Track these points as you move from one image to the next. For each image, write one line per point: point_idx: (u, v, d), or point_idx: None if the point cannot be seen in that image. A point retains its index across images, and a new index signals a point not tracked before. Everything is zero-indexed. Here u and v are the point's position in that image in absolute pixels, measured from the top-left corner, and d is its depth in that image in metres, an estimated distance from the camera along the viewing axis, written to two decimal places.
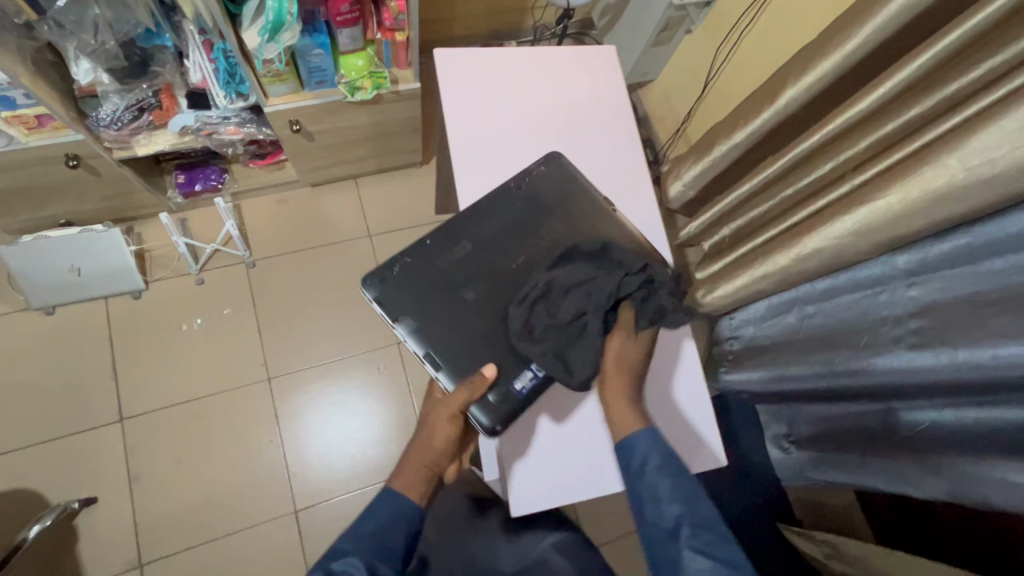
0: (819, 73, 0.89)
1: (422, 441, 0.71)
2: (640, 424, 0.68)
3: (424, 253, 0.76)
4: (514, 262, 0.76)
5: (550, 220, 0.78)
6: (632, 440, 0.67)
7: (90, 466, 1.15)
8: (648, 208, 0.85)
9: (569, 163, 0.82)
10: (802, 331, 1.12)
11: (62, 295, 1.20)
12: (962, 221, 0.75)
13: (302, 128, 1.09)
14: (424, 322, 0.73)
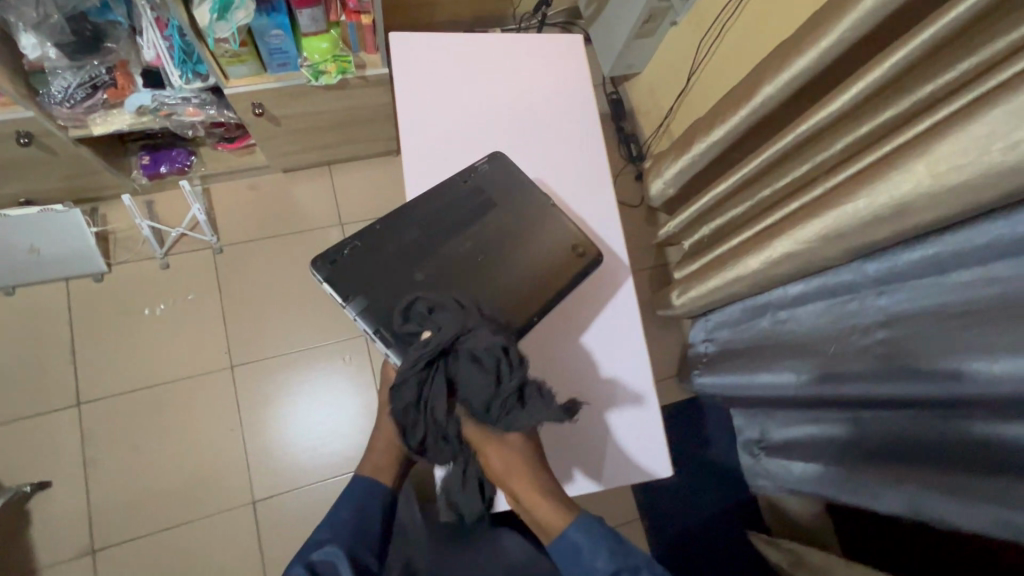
0: (795, 71, 0.86)
1: (386, 429, 0.82)
2: (563, 519, 0.67)
3: (376, 240, 0.77)
4: (460, 251, 0.78)
5: (500, 214, 0.81)
6: (564, 538, 0.66)
7: (45, 449, 1.13)
8: (589, 203, 0.90)
9: (512, 164, 0.85)
10: (774, 336, 1.09)
11: (21, 275, 1.17)
12: (932, 230, 0.72)
13: (266, 111, 1.06)
14: (377, 299, 0.73)
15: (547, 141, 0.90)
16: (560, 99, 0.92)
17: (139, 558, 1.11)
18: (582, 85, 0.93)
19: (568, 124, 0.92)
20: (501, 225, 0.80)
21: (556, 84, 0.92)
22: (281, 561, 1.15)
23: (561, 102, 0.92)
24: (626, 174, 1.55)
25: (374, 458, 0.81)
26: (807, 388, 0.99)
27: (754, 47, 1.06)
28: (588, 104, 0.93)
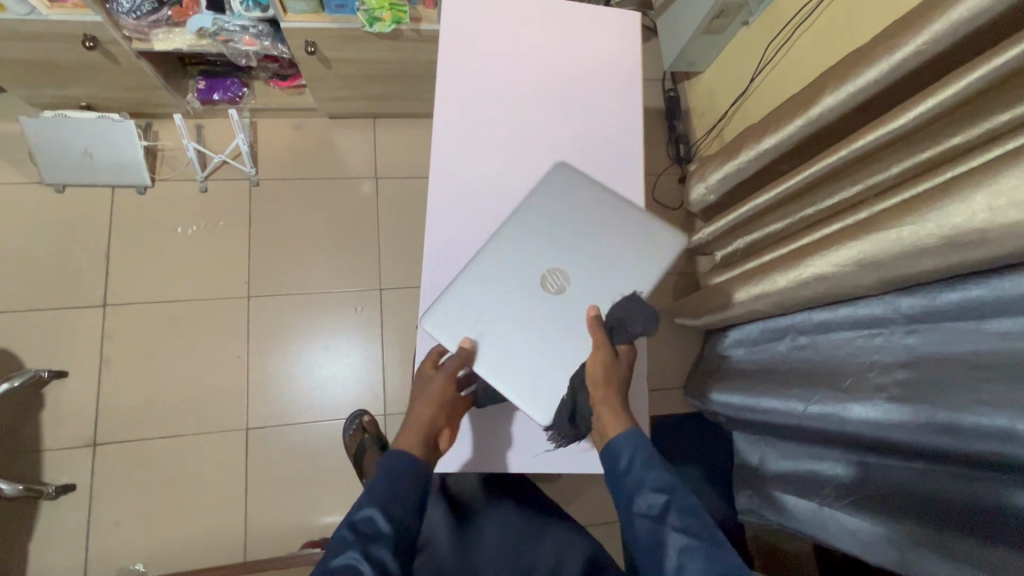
0: (861, 83, 0.80)
1: (423, 404, 0.71)
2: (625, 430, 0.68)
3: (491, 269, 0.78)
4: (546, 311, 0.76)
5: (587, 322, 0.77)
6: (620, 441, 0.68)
7: (67, 341, 1.20)
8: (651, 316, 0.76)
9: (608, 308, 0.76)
10: (791, 361, 1.03)
11: (72, 175, 1.24)
12: (978, 270, 0.67)
13: (318, 52, 1.07)
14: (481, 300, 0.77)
15: (584, 122, 0.90)
16: (605, 82, 0.91)
17: (135, 460, 1.16)
18: (631, 69, 0.92)
19: (608, 108, 0.90)
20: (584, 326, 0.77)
21: (604, 67, 0.91)
22: (263, 490, 1.18)
23: (604, 84, 0.91)
24: (669, 174, 1.50)
25: (410, 430, 0.70)
26: (814, 419, 0.93)
27: (824, 56, 1.00)
28: (632, 91, 0.91)
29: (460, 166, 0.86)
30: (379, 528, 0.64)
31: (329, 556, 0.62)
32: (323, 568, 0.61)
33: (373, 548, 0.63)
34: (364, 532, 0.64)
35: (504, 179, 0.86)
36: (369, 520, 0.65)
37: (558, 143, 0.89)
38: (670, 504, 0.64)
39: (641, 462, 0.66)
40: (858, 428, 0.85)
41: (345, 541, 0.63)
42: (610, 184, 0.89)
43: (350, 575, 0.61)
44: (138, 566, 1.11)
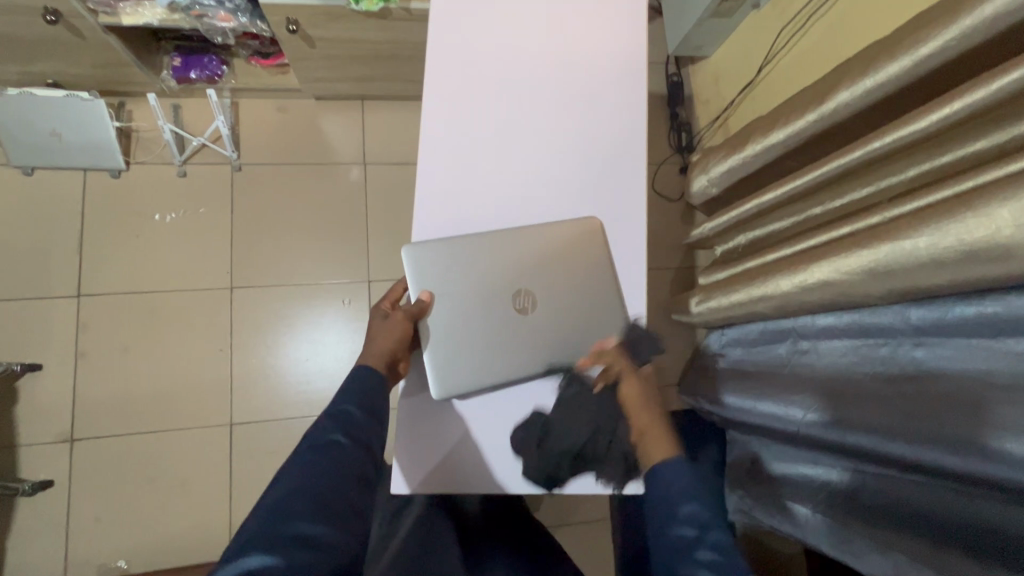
0: (880, 78, 0.75)
1: (380, 335, 0.70)
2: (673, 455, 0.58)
3: (474, 244, 0.75)
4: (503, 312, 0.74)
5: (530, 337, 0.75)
6: (663, 468, 0.57)
7: (41, 333, 1.15)
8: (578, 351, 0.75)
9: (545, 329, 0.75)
10: (793, 366, 0.99)
11: (41, 157, 1.17)
12: (998, 286, 0.63)
13: (301, 30, 1.00)
14: (453, 280, 0.74)
15: (586, 112, 0.82)
16: (611, 68, 0.82)
17: (115, 456, 1.13)
18: (639, 53, 0.83)
19: (613, 96, 0.82)
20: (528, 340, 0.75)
21: (610, 52, 0.82)
22: (248, 487, 1.16)
23: (610, 69, 0.82)
24: (670, 164, 1.45)
25: (369, 355, 0.69)
26: (812, 428, 0.90)
27: (841, 48, 0.95)
28: (639, 78, 0.83)
29: (450, 159, 0.79)
30: (357, 415, 0.61)
31: (309, 438, 0.58)
32: (303, 447, 0.57)
33: (354, 429, 0.59)
34: (342, 419, 0.60)
35: (497, 174, 0.79)
36: (345, 410, 0.61)
37: (556, 134, 0.81)
38: (701, 538, 0.52)
39: (674, 491, 0.55)
40: (853, 441, 0.81)
41: (326, 425, 0.59)
42: (613, 180, 0.81)
43: (335, 450, 0.57)
44: (121, 563, 1.09)
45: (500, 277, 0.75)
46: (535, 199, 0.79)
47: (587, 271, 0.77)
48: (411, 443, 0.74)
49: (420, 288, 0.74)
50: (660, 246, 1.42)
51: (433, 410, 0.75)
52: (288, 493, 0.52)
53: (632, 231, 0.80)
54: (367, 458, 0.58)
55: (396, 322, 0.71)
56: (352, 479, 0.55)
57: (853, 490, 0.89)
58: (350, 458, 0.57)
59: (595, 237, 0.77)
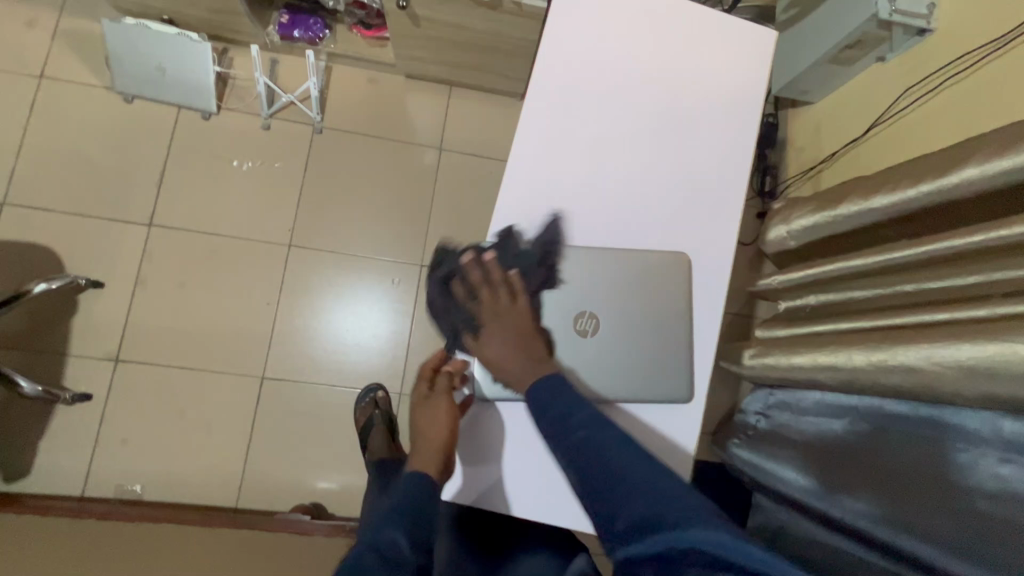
0: (1020, 162, 0.69)
1: (427, 426, 0.66)
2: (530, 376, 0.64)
3: (546, 252, 0.70)
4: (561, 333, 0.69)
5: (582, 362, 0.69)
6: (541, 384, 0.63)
7: (109, 253, 1.20)
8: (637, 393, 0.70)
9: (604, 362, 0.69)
10: (838, 446, 0.94)
11: (142, 88, 1.22)
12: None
13: (410, 7, 1.00)
14: (520, 288, 0.69)
15: (688, 140, 0.75)
16: (722, 99, 0.76)
17: (151, 385, 1.16)
18: (756, 88, 0.76)
19: (719, 128, 0.76)
20: (580, 366, 0.70)
21: (727, 80, 0.76)
22: (266, 441, 1.17)
23: (721, 100, 0.76)
24: (748, 208, 1.38)
25: (422, 456, 0.65)
26: (823, 508, 0.92)
27: (971, 121, 0.87)
28: (748, 116, 0.76)
29: (536, 162, 0.73)
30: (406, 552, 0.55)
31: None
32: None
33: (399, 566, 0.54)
34: (387, 552, 0.55)
35: (580, 185, 0.73)
36: (393, 542, 0.56)
37: (651, 158, 0.75)
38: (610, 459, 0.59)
39: (551, 395, 0.62)
40: (850, 522, 0.87)
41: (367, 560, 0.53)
42: (702, 218, 0.75)
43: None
44: (136, 488, 1.12)
45: (565, 295, 0.70)
46: (614, 219, 0.73)
47: (659, 308, 0.71)
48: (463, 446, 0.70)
49: (484, 287, 0.70)
50: None
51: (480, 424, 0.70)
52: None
53: (712, 279, 0.74)
54: None
55: (440, 408, 0.67)
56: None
57: None
58: None
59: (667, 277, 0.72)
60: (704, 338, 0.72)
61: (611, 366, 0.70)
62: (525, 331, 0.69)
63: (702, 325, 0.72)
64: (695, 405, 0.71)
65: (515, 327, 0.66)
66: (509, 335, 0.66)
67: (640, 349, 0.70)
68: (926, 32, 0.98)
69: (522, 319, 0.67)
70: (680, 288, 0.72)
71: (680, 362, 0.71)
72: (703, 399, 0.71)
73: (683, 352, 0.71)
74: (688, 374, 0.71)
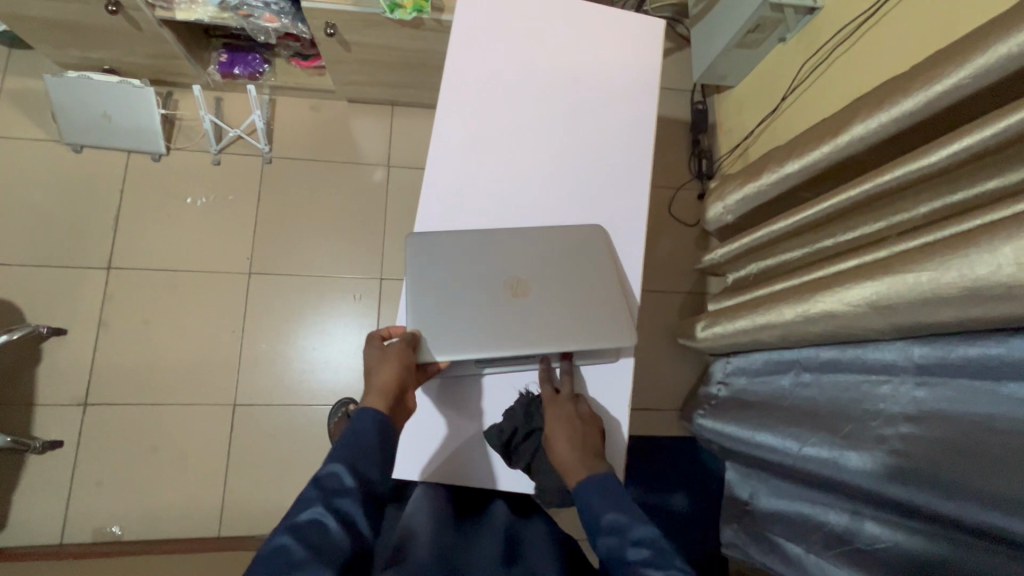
0: (894, 114, 0.76)
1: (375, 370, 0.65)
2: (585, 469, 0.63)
3: (472, 236, 0.76)
4: (484, 297, 0.74)
5: (504, 323, 0.72)
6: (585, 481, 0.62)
7: (70, 299, 1.21)
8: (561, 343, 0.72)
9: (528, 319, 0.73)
10: (789, 399, 0.98)
11: (89, 137, 1.25)
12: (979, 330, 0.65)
13: (337, 34, 1.06)
14: (448, 262, 0.75)
15: (598, 126, 0.82)
16: (624, 88, 0.83)
17: (122, 424, 1.17)
18: (654, 75, 0.83)
19: (625, 112, 0.82)
20: (502, 324, 0.72)
21: (627, 68, 0.83)
22: (243, 467, 1.18)
23: (626, 89, 0.83)
24: (688, 190, 1.46)
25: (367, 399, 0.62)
26: (809, 462, 0.88)
27: (859, 85, 0.96)
28: (649, 100, 0.83)
29: (458, 161, 0.79)
30: (348, 482, 0.54)
31: (288, 516, 0.51)
32: (283, 527, 0.50)
33: (341, 501, 0.53)
34: (332, 483, 0.54)
35: (500, 177, 0.79)
36: (336, 476, 0.54)
37: (566, 146, 0.81)
38: (623, 540, 0.56)
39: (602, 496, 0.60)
40: (806, 466, 0.88)
41: (308, 497, 0.52)
42: (618, 196, 0.81)
43: (315, 531, 0.50)
44: (115, 529, 1.12)
45: (488, 263, 0.75)
46: (536, 206, 0.79)
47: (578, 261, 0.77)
48: (413, 421, 0.75)
49: (414, 260, 0.75)
50: (672, 270, 1.42)
51: (435, 402, 0.76)
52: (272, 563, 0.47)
53: (634, 251, 0.79)
54: (355, 541, 0.51)
55: (392, 354, 0.66)
56: (335, 567, 0.48)
57: (828, 524, 0.88)
58: (329, 538, 0.50)
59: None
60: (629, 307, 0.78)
61: (536, 331, 0.72)
62: (451, 298, 0.73)
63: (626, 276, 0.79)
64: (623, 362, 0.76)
65: (580, 432, 0.67)
66: (565, 433, 0.67)
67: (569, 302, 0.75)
68: (814, 10, 1.07)
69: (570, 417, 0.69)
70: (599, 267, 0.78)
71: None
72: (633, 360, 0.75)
73: (610, 319, 0.74)
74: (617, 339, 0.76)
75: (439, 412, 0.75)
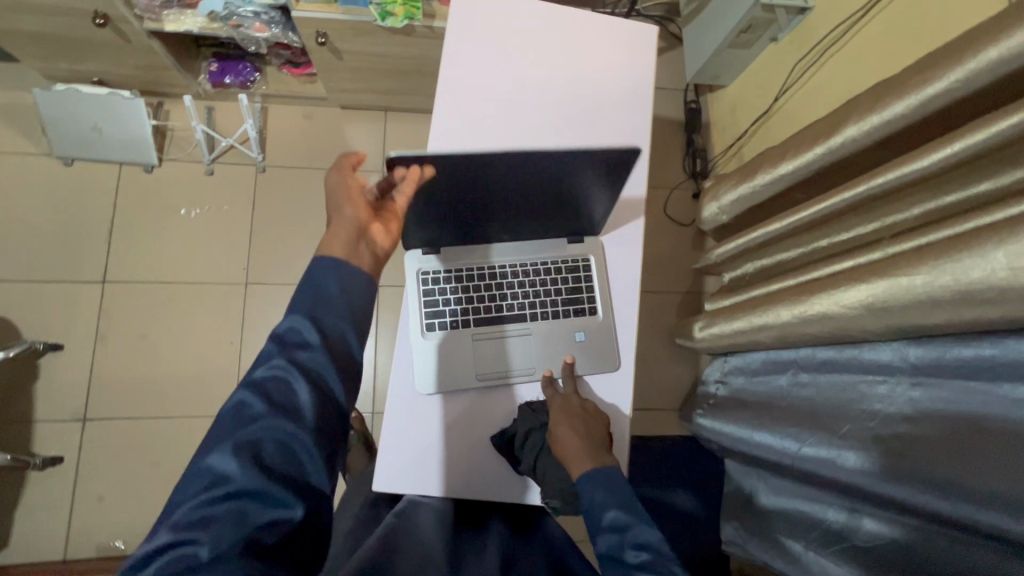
0: (887, 116, 0.76)
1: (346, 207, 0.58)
2: (590, 463, 0.63)
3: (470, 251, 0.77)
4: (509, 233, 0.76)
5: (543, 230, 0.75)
6: (590, 476, 0.62)
7: (66, 314, 1.21)
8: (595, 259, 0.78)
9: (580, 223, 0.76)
10: (788, 398, 0.99)
11: (80, 150, 1.24)
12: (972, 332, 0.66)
13: (329, 42, 1.05)
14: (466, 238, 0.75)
15: (593, 133, 0.82)
16: (620, 95, 0.83)
17: (123, 438, 1.17)
18: (649, 81, 0.83)
19: (620, 118, 0.82)
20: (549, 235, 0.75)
21: (621, 74, 0.83)
22: None
23: (621, 96, 0.83)
24: (683, 190, 1.46)
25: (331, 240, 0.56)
26: (807, 462, 0.89)
27: (852, 85, 0.96)
28: (645, 107, 0.83)
29: None
30: (308, 334, 0.51)
31: (253, 367, 0.50)
32: (245, 380, 0.50)
33: (303, 352, 0.51)
34: (293, 334, 0.52)
35: None
36: (297, 329, 0.52)
37: None
38: (624, 539, 0.57)
39: (607, 490, 0.61)
40: (803, 466, 0.89)
41: (266, 351, 0.51)
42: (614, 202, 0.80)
43: (276, 384, 0.49)
44: (119, 544, 1.12)
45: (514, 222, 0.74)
46: None
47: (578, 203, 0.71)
48: (398, 432, 0.71)
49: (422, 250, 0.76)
50: (669, 269, 1.43)
51: (422, 413, 0.72)
52: (246, 435, 0.47)
53: (631, 258, 0.79)
54: (319, 395, 0.50)
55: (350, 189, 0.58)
56: (295, 421, 0.48)
57: (826, 522, 0.89)
58: (290, 390, 0.49)
59: (583, 272, 0.78)
60: (628, 314, 0.78)
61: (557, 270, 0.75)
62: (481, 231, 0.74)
63: (625, 151, 0.61)
64: (624, 373, 0.75)
65: (585, 427, 0.67)
66: (572, 427, 0.67)
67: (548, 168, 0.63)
68: (806, 9, 1.07)
69: (573, 410, 0.69)
70: (598, 276, 0.78)
71: (606, 341, 0.76)
72: (632, 368, 0.75)
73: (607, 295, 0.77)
74: (616, 349, 0.76)
75: (422, 424, 0.72)
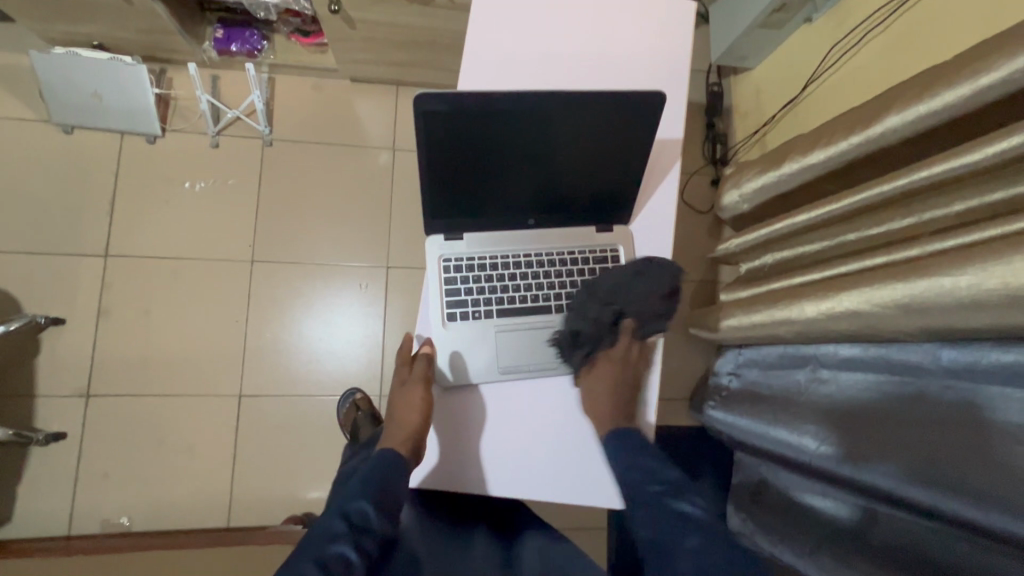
0: (935, 106, 0.72)
1: (402, 410, 0.68)
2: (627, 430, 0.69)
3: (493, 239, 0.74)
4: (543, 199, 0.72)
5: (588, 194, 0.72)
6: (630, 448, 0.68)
7: (67, 288, 1.18)
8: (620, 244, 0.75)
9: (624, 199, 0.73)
10: (805, 394, 0.97)
11: (79, 118, 1.19)
12: (1015, 337, 0.64)
13: (342, 10, 1.00)
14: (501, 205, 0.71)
15: None
16: (653, 73, 0.78)
17: (126, 415, 1.15)
18: (683, 61, 0.79)
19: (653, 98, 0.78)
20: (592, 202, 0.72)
21: (656, 51, 0.78)
22: (251, 457, 1.17)
23: (654, 75, 0.78)
24: (702, 176, 1.42)
25: (394, 436, 0.67)
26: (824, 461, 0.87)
27: (892, 72, 0.92)
28: (680, 86, 0.78)
29: None
30: (373, 521, 0.63)
31: (346, 498, 0.64)
32: (337, 511, 0.63)
33: (364, 536, 0.62)
34: (361, 515, 0.63)
35: None
36: (362, 512, 0.63)
37: None
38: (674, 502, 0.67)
39: (631, 460, 0.67)
40: (819, 464, 0.88)
41: (336, 532, 0.61)
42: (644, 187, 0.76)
43: (360, 519, 0.63)
44: (124, 520, 1.12)
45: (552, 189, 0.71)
46: None
47: (603, 172, 0.69)
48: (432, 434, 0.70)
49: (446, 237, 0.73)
50: (684, 258, 1.40)
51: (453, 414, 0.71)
52: (325, 555, 0.59)
53: (660, 248, 0.76)
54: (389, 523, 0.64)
55: (410, 385, 0.68)
56: None
57: (841, 521, 0.88)
58: (363, 536, 0.62)
59: (611, 264, 0.75)
60: None
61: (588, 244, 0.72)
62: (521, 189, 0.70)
63: (626, 92, 0.61)
64: (651, 369, 0.73)
65: (632, 392, 0.71)
66: (611, 392, 0.69)
67: (574, 119, 0.63)
68: None
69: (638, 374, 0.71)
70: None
71: (635, 337, 0.73)
72: (660, 363, 0.73)
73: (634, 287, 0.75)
74: (642, 342, 0.73)
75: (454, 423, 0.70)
